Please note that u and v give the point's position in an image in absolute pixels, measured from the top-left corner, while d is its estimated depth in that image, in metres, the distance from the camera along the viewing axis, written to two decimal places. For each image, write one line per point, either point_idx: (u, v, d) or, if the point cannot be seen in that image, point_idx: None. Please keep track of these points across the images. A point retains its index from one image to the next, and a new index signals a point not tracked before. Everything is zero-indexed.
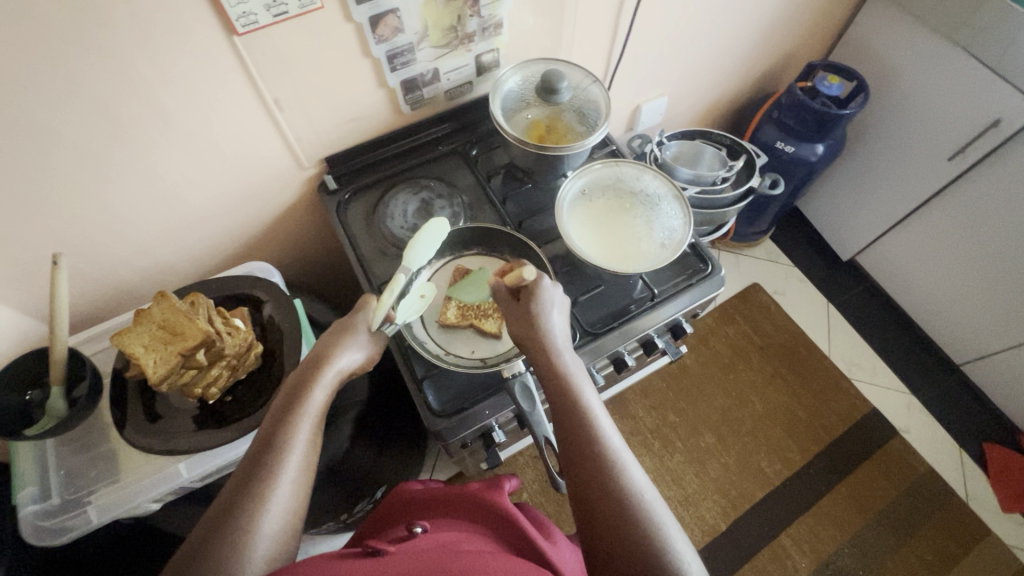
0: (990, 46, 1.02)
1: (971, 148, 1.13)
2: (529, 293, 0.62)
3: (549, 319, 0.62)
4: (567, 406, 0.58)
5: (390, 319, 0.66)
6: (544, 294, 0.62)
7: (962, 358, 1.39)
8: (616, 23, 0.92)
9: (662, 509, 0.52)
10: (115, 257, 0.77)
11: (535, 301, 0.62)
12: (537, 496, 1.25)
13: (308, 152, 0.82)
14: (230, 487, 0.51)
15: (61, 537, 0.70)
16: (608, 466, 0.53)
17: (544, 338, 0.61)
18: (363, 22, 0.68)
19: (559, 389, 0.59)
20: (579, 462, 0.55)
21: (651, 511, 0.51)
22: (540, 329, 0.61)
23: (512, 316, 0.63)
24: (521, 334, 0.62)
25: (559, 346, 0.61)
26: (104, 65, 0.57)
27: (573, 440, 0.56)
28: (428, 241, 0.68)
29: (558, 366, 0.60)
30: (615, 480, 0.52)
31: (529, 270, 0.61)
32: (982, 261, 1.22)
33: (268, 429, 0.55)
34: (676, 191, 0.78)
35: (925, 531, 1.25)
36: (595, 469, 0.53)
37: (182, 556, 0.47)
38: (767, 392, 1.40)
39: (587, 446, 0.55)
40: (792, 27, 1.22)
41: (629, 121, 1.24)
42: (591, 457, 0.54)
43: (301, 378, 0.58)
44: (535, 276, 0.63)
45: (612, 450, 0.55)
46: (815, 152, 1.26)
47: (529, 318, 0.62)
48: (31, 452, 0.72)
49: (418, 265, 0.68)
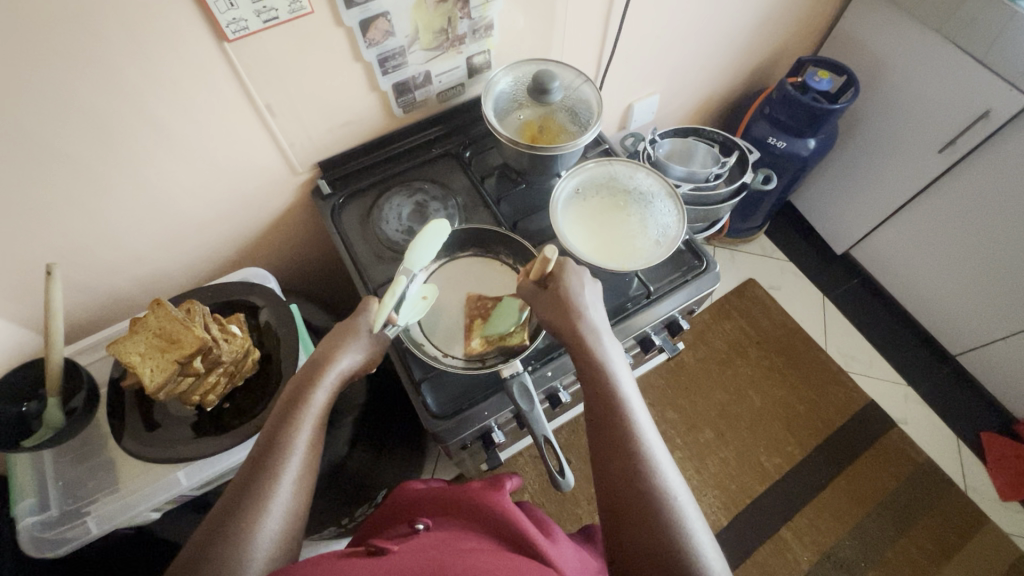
0: (978, 39, 1.03)
1: (961, 140, 1.14)
2: (557, 281, 0.64)
3: (584, 305, 0.63)
4: (603, 394, 0.58)
5: (392, 321, 0.64)
6: (572, 279, 0.64)
7: (957, 349, 1.40)
8: (606, 22, 0.93)
9: (689, 504, 0.52)
10: (108, 265, 0.77)
11: (568, 285, 0.63)
12: (538, 495, 1.25)
13: (301, 158, 0.82)
14: (233, 487, 0.51)
15: (59, 548, 0.70)
16: (639, 458, 0.54)
17: (579, 323, 0.61)
18: (353, 26, 0.68)
19: (593, 375, 0.59)
20: (610, 449, 0.55)
21: (678, 505, 0.51)
22: (577, 315, 0.62)
23: (542, 305, 0.63)
24: (556, 320, 0.62)
25: (598, 330, 0.62)
26: (94, 74, 0.57)
27: (607, 429, 0.56)
28: (430, 241, 0.66)
29: (595, 353, 0.60)
30: (645, 471, 0.53)
31: (548, 251, 0.61)
32: (976, 251, 1.23)
33: (270, 430, 0.55)
34: (670, 188, 0.79)
35: (925, 520, 1.26)
36: (626, 457, 0.54)
37: (188, 554, 0.47)
38: (765, 386, 1.41)
39: (620, 436, 0.55)
40: (780, 25, 1.23)
41: (620, 120, 1.25)
42: (624, 445, 0.55)
43: (304, 379, 0.58)
44: (563, 260, 0.65)
45: (643, 440, 0.55)
46: (807, 147, 1.26)
47: (563, 303, 0.62)
48: (30, 464, 0.72)
49: (422, 265, 0.66)
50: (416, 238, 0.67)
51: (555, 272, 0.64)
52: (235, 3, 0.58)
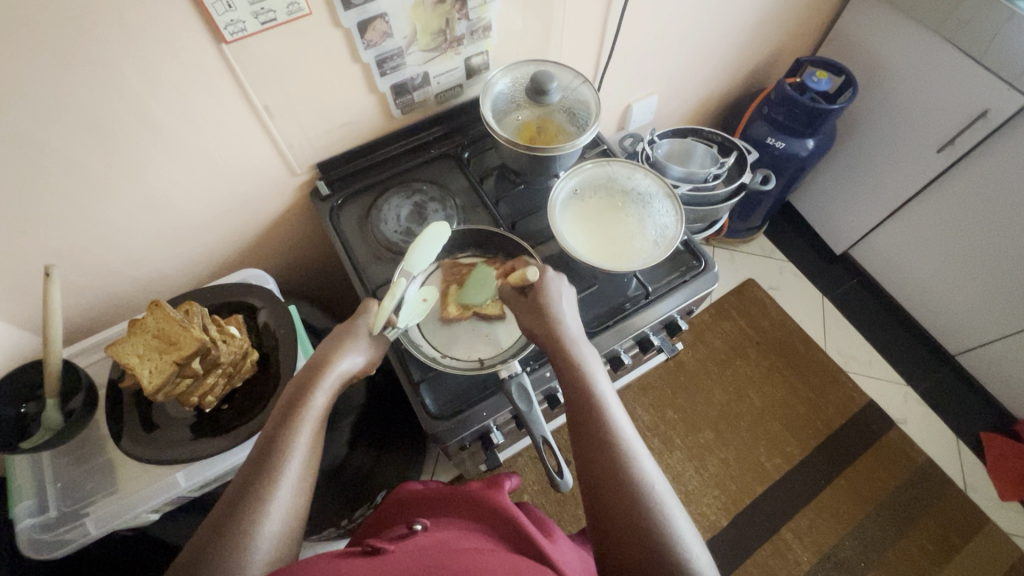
0: (976, 39, 1.03)
1: (959, 140, 1.14)
2: (537, 289, 0.64)
3: (561, 310, 0.63)
4: (582, 397, 0.58)
5: (391, 323, 0.65)
6: (551, 287, 0.64)
7: (957, 349, 1.40)
8: (604, 23, 0.93)
9: (671, 497, 0.52)
10: (107, 266, 0.77)
11: (546, 293, 0.63)
12: (538, 496, 1.25)
13: (299, 159, 0.82)
14: (233, 489, 0.51)
15: (57, 550, 0.70)
16: (620, 459, 0.53)
17: (556, 326, 0.62)
18: (351, 27, 0.68)
19: (571, 379, 0.59)
20: (590, 448, 0.55)
21: (660, 499, 0.51)
22: (553, 320, 0.62)
23: (523, 313, 0.64)
24: (535, 326, 0.62)
25: (573, 334, 0.62)
26: (92, 76, 0.57)
27: (587, 432, 0.56)
28: (430, 245, 0.67)
29: (572, 357, 0.60)
30: (626, 471, 0.53)
31: (530, 270, 0.64)
32: (974, 251, 1.23)
33: (269, 432, 0.55)
34: (668, 189, 0.79)
35: (925, 521, 1.26)
36: (606, 456, 0.54)
37: (186, 557, 0.47)
38: (764, 387, 1.41)
39: (600, 435, 0.55)
40: (778, 25, 1.23)
41: (619, 121, 1.25)
42: (604, 447, 0.54)
43: (303, 382, 0.58)
44: (540, 270, 0.65)
45: (623, 437, 0.55)
46: (806, 147, 1.26)
47: (542, 311, 0.62)
48: (29, 466, 0.72)
49: (420, 268, 0.67)
50: (416, 241, 0.68)
51: (534, 281, 0.64)
52: (232, 5, 0.58)
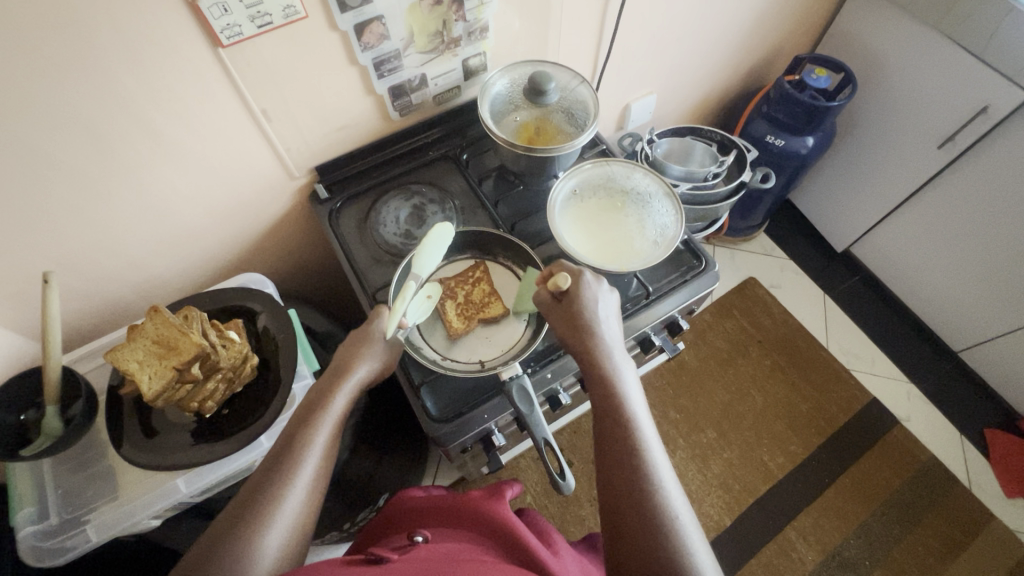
0: (976, 34, 1.02)
1: (960, 136, 1.13)
2: (572, 295, 0.63)
3: (596, 321, 0.62)
4: (610, 410, 0.58)
5: (402, 325, 0.66)
6: (587, 294, 0.64)
7: (959, 345, 1.39)
8: (602, 21, 0.92)
9: (693, 528, 0.51)
10: (107, 272, 0.77)
11: (582, 302, 0.63)
12: (541, 498, 1.24)
13: (297, 161, 0.82)
14: (249, 487, 0.51)
15: (58, 558, 0.70)
16: (641, 473, 0.53)
17: (590, 340, 0.62)
18: (347, 30, 0.68)
19: (601, 393, 0.59)
20: (615, 468, 0.54)
21: (681, 528, 0.50)
22: (589, 331, 0.62)
23: (555, 318, 0.64)
24: (570, 335, 0.63)
25: (607, 348, 0.62)
26: (88, 83, 0.57)
27: (612, 446, 0.56)
28: (435, 246, 0.70)
29: (604, 369, 0.60)
30: (648, 491, 0.52)
31: (563, 277, 0.63)
32: (977, 248, 1.22)
33: (288, 433, 0.55)
34: (667, 188, 0.78)
35: (930, 519, 1.25)
36: (630, 477, 0.53)
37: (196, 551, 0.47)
38: (766, 385, 1.40)
39: (626, 453, 0.55)
40: (776, 23, 1.23)
41: (618, 120, 1.25)
42: (628, 465, 0.54)
43: (326, 385, 0.59)
44: (577, 275, 0.65)
45: (648, 459, 0.54)
46: (805, 145, 1.25)
47: (575, 319, 0.62)
48: (29, 473, 0.72)
49: (427, 271, 0.69)
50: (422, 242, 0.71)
51: (571, 288, 0.64)
52: (228, 8, 0.58)
